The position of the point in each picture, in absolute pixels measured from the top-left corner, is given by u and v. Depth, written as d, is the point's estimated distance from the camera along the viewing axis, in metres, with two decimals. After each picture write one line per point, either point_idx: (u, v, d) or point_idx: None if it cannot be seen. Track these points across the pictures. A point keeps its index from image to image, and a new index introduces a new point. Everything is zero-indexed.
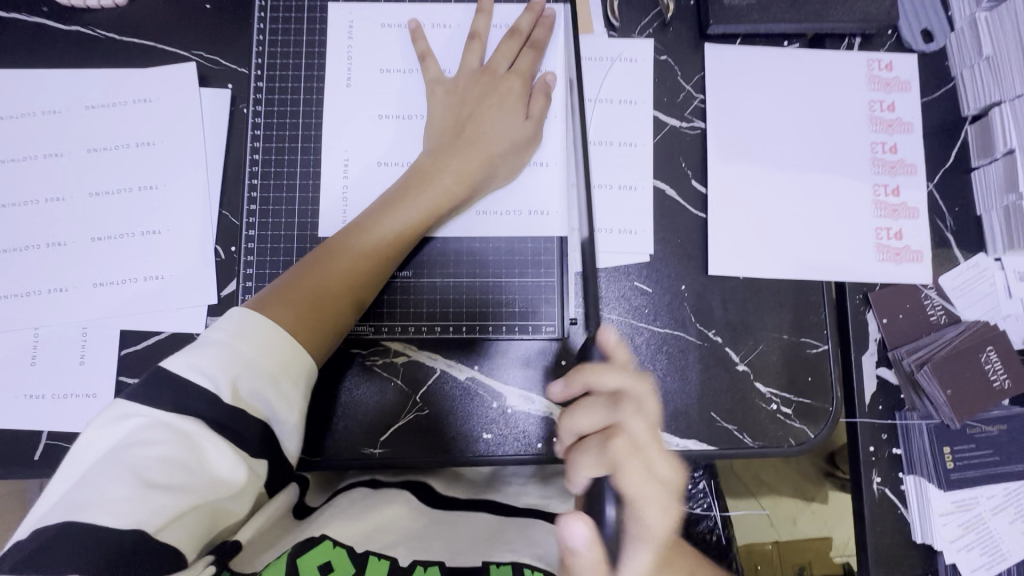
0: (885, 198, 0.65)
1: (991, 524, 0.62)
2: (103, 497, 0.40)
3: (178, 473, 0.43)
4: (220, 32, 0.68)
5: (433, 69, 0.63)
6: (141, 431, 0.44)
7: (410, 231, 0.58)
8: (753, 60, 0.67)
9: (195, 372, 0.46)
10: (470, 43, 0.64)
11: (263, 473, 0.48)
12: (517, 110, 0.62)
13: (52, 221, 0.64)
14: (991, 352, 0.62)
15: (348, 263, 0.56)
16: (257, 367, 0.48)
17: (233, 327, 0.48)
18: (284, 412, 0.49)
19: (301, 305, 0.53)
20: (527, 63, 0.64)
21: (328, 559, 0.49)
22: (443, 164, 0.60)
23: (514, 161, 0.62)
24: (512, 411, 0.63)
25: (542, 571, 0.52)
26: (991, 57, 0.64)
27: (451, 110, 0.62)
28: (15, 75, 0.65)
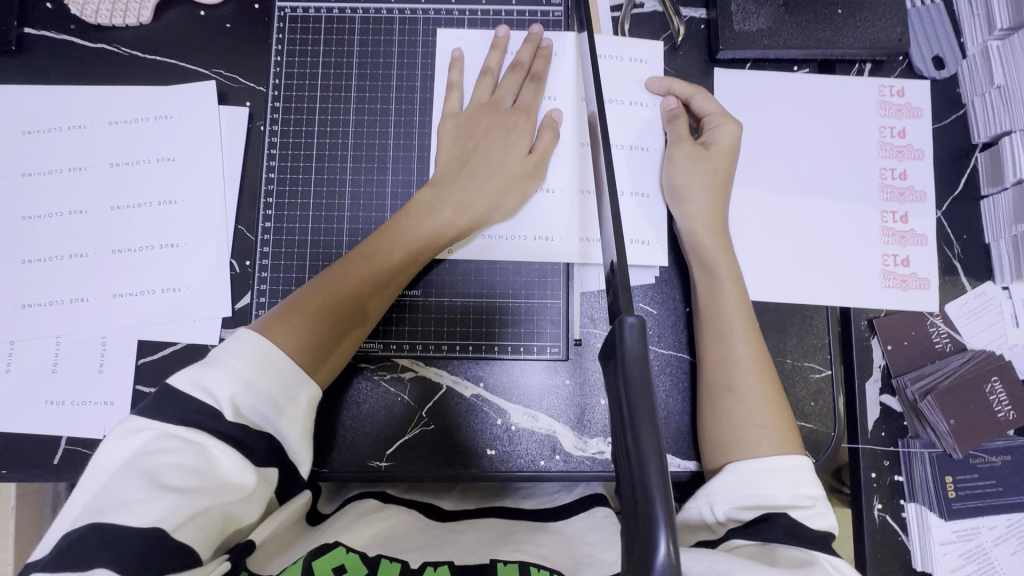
0: (893, 224, 0.65)
1: (993, 554, 0.62)
2: (121, 504, 0.41)
3: (194, 478, 0.44)
4: (239, 51, 0.69)
5: (453, 102, 0.65)
6: (153, 442, 0.45)
7: (416, 256, 0.59)
8: (763, 85, 0.67)
9: (199, 390, 0.47)
10: (481, 78, 0.65)
11: (272, 479, 0.49)
12: (520, 143, 0.63)
13: (75, 233, 0.66)
14: (995, 382, 0.62)
15: (347, 289, 0.56)
16: (257, 387, 0.48)
17: (235, 347, 0.49)
18: (287, 426, 0.50)
19: (309, 326, 0.53)
20: (531, 97, 0.65)
21: (342, 562, 0.49)
22: (445, 197, 0.61)
23: (516, 198, 0.62)
24: (516, 429, 0.64)
25: (549, 569, 0.50)
26: (1002, 87, 0.64)
27: (458, 142, 0.63)
28: (42, 91, 0.68)
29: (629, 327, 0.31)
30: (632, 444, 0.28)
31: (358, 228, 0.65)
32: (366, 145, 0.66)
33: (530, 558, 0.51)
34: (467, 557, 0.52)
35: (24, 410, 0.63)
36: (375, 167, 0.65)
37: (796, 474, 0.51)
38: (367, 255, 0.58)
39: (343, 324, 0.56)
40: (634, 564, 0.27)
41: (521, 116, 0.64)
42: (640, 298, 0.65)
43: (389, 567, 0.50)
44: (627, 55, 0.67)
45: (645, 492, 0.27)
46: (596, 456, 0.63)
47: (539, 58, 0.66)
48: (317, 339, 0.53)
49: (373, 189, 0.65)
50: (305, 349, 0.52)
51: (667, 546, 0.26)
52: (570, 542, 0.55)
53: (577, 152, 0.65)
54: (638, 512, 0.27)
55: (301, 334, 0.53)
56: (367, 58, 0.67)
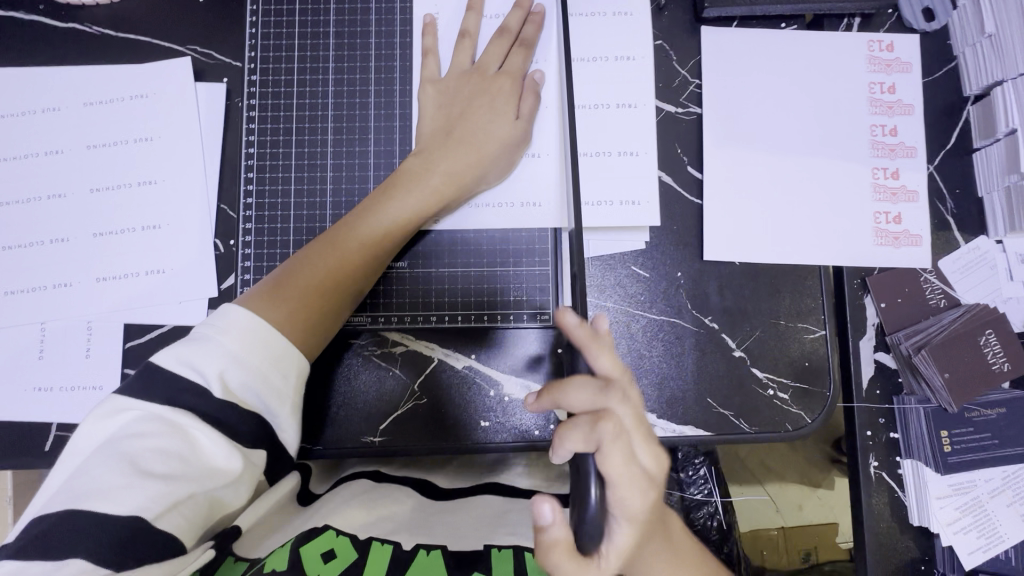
0: (884, 181, 0.65)
1: (989, 507, 0.62)
2: (100, 490, 0.41)
3: (176, 464, 0.43)
4: (213, 26, 0.68)
5: (431, 68, 0.63)
6: (136, 424, 0.44)
7: (402, 224, 0.58)
8: (751, 43, 0.66)
9: (187, 367, 0.46)
10: (460, 42, 0.63)
11: (259, 463, 0.48)
12: (503, 107, 0.62)
13: (55, 217, 0.65)
14: (990, 335, 0.61)
15: (335, 261, 0.56)
16: (246, 362, 0.47)
17: (222, 324, 0.48)
18: (279, 405, 0.48)
19: (297, 299, 0.53)
20: (515, 62, 0.63)
21: (331, 547, 0.50)
22: (430, 164, 0.60)
23: (501, 166, 0.61)
24: (510, 399, 0.63)
25: (542, 553, 0.52)
26: (993, 36, 0.63)
27: (441, 109, 0.62)
28: (14, 73, 0.66)
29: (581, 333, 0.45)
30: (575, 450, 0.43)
31: (341, 202, 0.64)
32: (347, 118, 0.64)
33: (524, 542, 0.53)
34: (460, 542, 0.53)
35: (12, 398, 0.62)
36: (356, 139, 0.64)
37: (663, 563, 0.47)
38: (351, 226, 0.57)
39: (333, 296, 0.55)
40: (578, 512, 0.41)
41: (504, 81, 0.62)
42: (631, 263, 0.64)
43: (380, 552, 0.51)
44: (609, 18, 0.66)
45: (581, 461, 0.42)
46: None
47: (529, 23, 0.64)
48: (306, 311, 0.53)
49: (355, 161, 0.64)
50: (294, 323, 0.52)
51: (597, 497, 0.40)
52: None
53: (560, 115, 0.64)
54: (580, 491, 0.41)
55: (289, 310, 0.52)
56: (343, 28, 0.65)
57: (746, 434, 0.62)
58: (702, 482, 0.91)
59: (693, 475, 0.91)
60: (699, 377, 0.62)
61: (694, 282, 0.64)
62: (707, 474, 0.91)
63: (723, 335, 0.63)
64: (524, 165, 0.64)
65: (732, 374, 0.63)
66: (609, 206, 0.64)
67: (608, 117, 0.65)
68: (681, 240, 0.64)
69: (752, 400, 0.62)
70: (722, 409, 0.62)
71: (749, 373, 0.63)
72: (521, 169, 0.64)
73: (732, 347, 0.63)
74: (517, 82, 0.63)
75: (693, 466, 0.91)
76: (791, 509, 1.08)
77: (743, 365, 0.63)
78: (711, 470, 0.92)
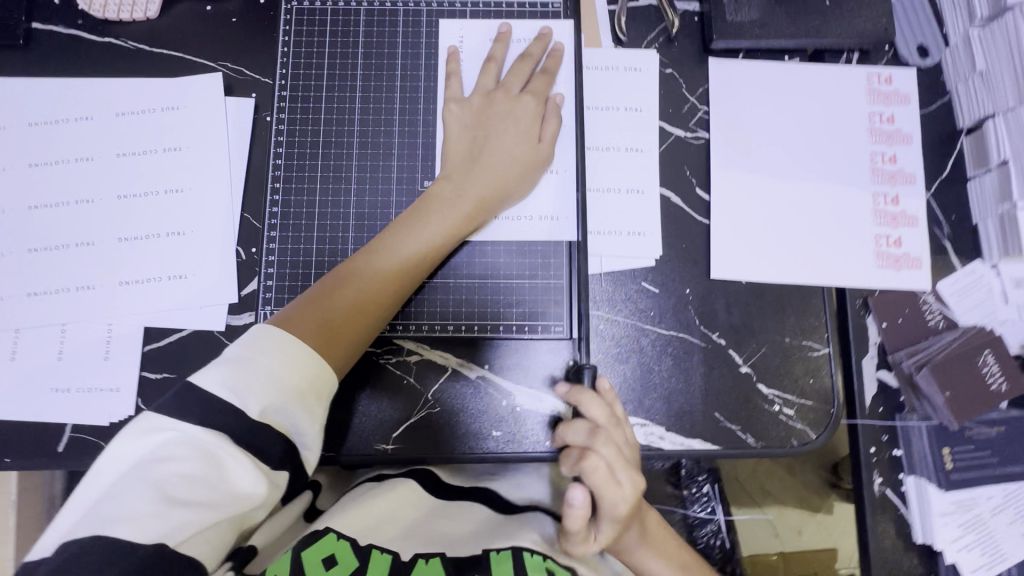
0: (885, 206, 0.68)
1: (990, 524, 0.63)
2: (124, 517, 0.41)
3: (202, 489, 0.44)
4: (244, 44, 0.71)
5: (456, 87, 0.66)
6: (167, 448, 0.44)
7: (434, 247, 0.60)
8: (757, 73, 0.70)
9: (218, 385, 0.47)
10: (486, 65, 0.66)
11: (281, 483, 0.48)
12: (524, 124, 0.64)
13: (82, 222, 0.66)
14: (988, 355, 0.63)
15: (369, 282, 0.58)
16: (272, 379, 0.49)
17: (256, 342, 0.50)
18: (304, 421, 0.50)
19: (328, 318, 0.55)
20: (540, 87, 0.66)
21: (331, 552, 0.52)
22: (461, 185, 0.62)
23: (523, 184, 0.64)
24: (521, 409, 0.64)
25: (541, 553, 0.55)
26: (984, 72, 0.67)
27: (467, 130, 0.65)
28: (49, 83, 0.69)
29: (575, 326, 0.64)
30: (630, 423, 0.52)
31: (364, 212, 0.66)
32: (371, 132, 0.67)
33: (523, 543, 0.56)
34: (460, 549, 0.55)
35: (30, 398, 0.63)
36: (379, 152, 0.67)
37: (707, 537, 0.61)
38: (384, 247, 0.59)
39: (360, 317, 0.57)
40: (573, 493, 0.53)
41: (526, 100, 0.65)
42: (642, 278, 0.66)
43: (380, 561, 0.53)
44: (621, 47, 0.69)
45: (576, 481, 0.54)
46: None
47: (551, 56, 0.67)
48: (333, 333, 0.55)
49: (378, 173, 0.66)
50: (326, 342, 0.54)
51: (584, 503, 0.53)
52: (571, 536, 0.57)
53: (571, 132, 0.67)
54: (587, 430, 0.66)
55: (322, 331, 0.54)
56: (371, 48, 0.69)
57: (753, 449, 0.63)
58: (706, 500, 0.92)
59: (698, 494, 0.92)
60: (707, 392, 0.64)
61: (703, 299, 0.66)
62: (711, 492, 0.92)
63: (730, 351, 0.65)
64: (544, 183, 0.66)
65: (739, 389, 0.64)
66: (619, 235, 0.66)
67: (622, 140, 0.68)
68: (690, 258, 0.67)
69: (759, 415, 0.64)
70: (729, 424, 0.63)
71: (755, 389, 0.64)
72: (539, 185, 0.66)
73: (739, 363, 0.65)
74: (541, 103, 0.65)
75: (697, 484, 0.92)
76: (791, 534, 1.08)
77: (750, 381, 0.64)
78: (714, 487, 0.92)
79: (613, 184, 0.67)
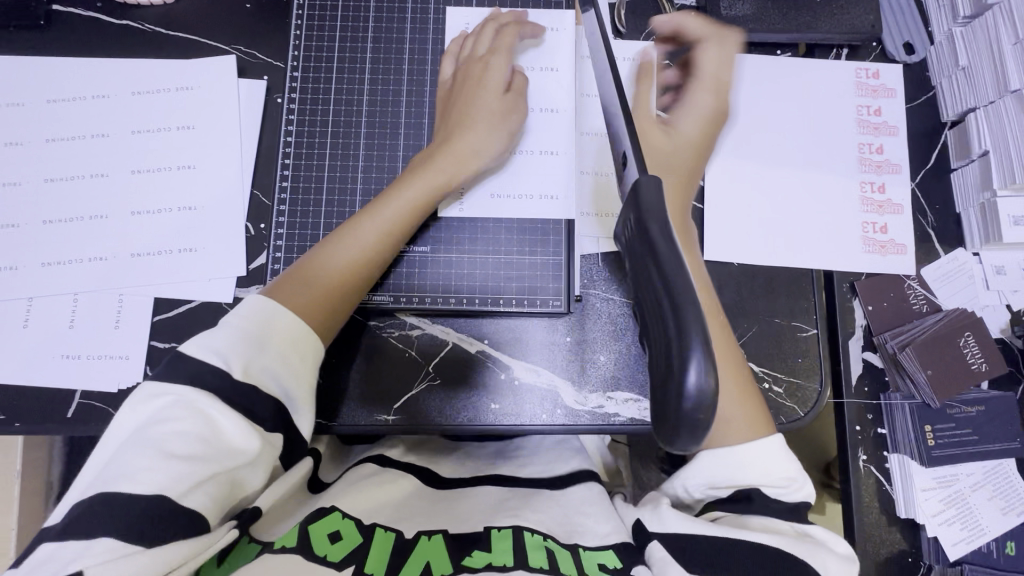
0: (872, 195, 0.70)
1: (971, 500, 0.66)
2: (129, 474, 0.43)
3: (200, 446, 0.45)
4: (258, 29, 0.74)
5: (439, 64, 0.69)
6: (164, 410, 0.46)
7: (416, 209, 0.62)
8: (750, 66, 0.73)
9: (208, 352, 0.48)
10: (461, 39, 0.70)
11: (278, 444, 0.51)
12: (495, 83, 0.66)
13: (97, 196, 0.69)
14: (968, 337, 0.66)
15: (355, 247, 0.60)
16: (259, 346, 0.51)
17: (244, 311, 0.52)
18: (295, 387, 0.52)
19: (315, 283, 0.57)
20: (506, 42, 0.68)
21: (337, 528, 0.53)
22: (438, 149, 0.64)
23: (504, 152, 0.67)
24: (519, 383, 0.66)
25: (541, 532, 0.54)
26: (967, 68, 0.70)
27: (443, 102, 0.67)
28: (68, 62, 0.71)
29: (644, 181, 0.32)
30: (675, 325, 0.28)
31: (370, 189, 0.68)
32: (379, 114, 0.70)
33: (523, 523, 0.55)
34: (461, 527, 0.56)
35: (41, 364, 0.65)
36: (386, 132, 0.69)
37: (766, 455, 0.54)
38: (367, 213, 0.61)
39: (347, 283, 0.59)
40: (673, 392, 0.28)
41: (494, 57, 0.67)
42: None
43: (384, 537, 0.53)
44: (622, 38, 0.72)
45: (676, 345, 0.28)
46: (595, 409, 0.66)
47: (515, 22, 0.69)
48: (320, 299, 0.57)
49: (385, 153, 0.69)
50: (312, 305, 0.56)
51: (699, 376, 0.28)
52: (563, 511, 0.58)
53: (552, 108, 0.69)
54: (669, 324, 0.28)
55: (308, 295, 0.56)
56: (380, 34, 0.71)
57: None
58: None
59: None
60: None
61: None
62: None
63: None
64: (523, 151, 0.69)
65: None
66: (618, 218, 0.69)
67: None
68: None
69: None
70: None
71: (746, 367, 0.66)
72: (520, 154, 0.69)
73: None
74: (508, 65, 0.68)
75: None
76: None
77: None
78: None
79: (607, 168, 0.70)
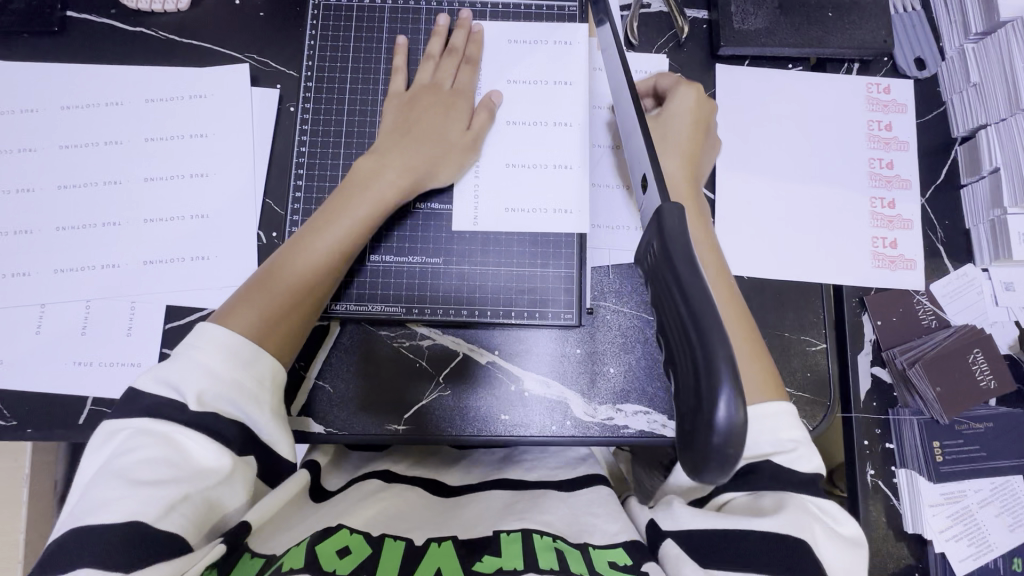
0: (881, 210, 0.70)
1: (978, 515, 0.66)
2: (101, 505, 0.44)
3: (167, 468, 0.47)
4: (272, 38, 0.74)
5: (401, 84, 0.69)
6: (125, 443, 0.47)
7: (365, 221, 0.61)
8: (762, 80, 0.73)
9: (165, 386, 0.50)
10: (427, 62, 0.69)
11: (253, 463, 0.52)
12: (458, 117, 0.66)
13: (109, 203, 0.69)
14: (978, 353, 0.66)
15: (306, 265, 0.59)
16: (218, 376, 0.51)
17: (200, 343, 0.52)
18: (254, 407, 0.52)
19: (268, 305, 0.56)
20: (467, 80, 0.68)
21: (346, 544, 0.50)
22: (387, 162, 0.63)
23: (453, 168, 0.65)
24: (530, 394, 0.67)
25: (550, 534, 0.53)
26: (978, 84, 0.71)
27: (402, 116, 0.66)
28: (82, 69, 0.72)
29: (667, 209, 0.32)
30: (701, 359, 0.27)
31: None
32: None
33: (533, 527, 0.53)
34: (470, 533, 0.54)
35: (54, 371, 0.65)
36: None
37: (778, 438, 0.54)
38: (317, 228, 0.60)
39: (301, 302, 0.58)
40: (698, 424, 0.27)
41: (459, 94, 0.67)
42: None
43: (393, 547, 0.51)
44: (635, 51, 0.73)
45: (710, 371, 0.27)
46: (605, 422, 0.66)
47: (472, 43, 0.70)
48: (275, 316, 0.56)
49: None
50: (262, 328, 0.55)
51: (729, 409, 0.27)
52: (572, 512, 0.58)
53: (518, 129, 0.69)
54: (695, 349, 0.27)
55: (258, 317, 0.55)
56: (394, 44, 0.71)
57: None
58: None
59: None
60: None
61: None
62: None
63: None
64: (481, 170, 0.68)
65: None
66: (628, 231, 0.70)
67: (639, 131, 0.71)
68: None
69: None
70: None
71: None
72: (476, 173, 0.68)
73: None
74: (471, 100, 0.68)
75: None
76: None
77: None
78: None
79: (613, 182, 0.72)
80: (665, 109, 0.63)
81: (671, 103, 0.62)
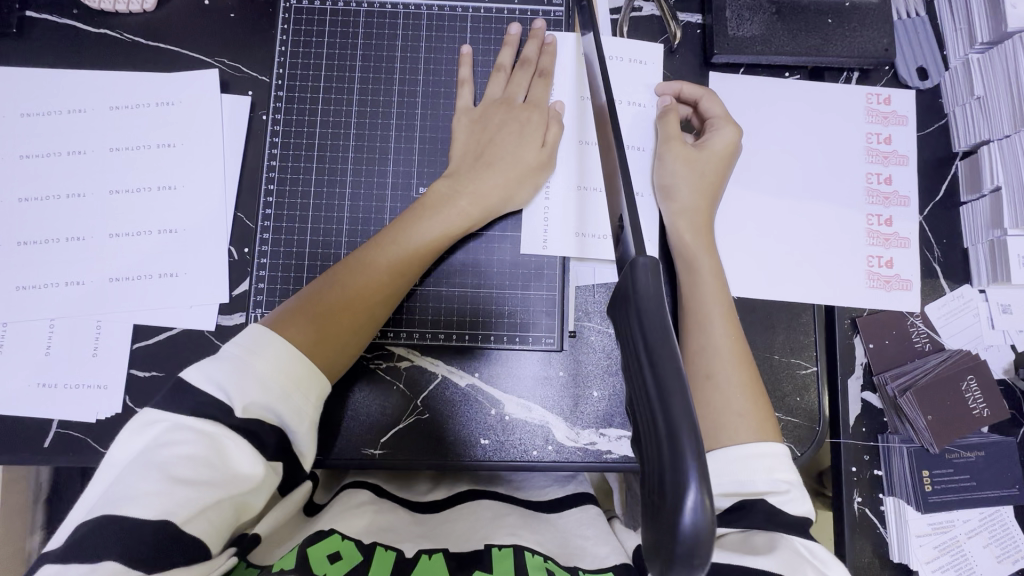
0: (878, 227, 0.68)
1: (966, 546, 0.65)
2: (133, 497, 0.40)
3: (204, 470, 0.43)
4: (243, 42, 0.70)
5: (466, 98, 0.66)
6: (166, 434, 0.44)
7: (435, 246, 0.60)
8: (757, 89, 0.70)
9: (211, 384, 0.46)
10: (496, 75, 0.67)
11: (279, 472, 0.48)
12: (533, 137, 0.64)
13: (74, 216, 0.66)
14: (971, 380, 0.64)
15: (371, 282, 0.57)
16: (264, 386, 0.47)
17: (247, 343, 0.48)
18: (296, 418, 0.48)
19: (325, 317, 0.54)
20: (541, 93, 0.66)
21: (336, 549, 0.50)
22: (460, 188, 0.62)
23: (528, 191, 0.64)
24: (511, 418, 0.65)
25: (541, 554, 0.52)
26: (982, 98, 0.67)
27: (473, 137, 0.65)
28: (41, 73, 0.68)
29: (642, 267, 0.30)
30: (668, 449, 0.24)
31: (357, 217, 0.65)
32: (368, 135, 0.67)
33: (523, 543, 0.53)
34: (462, 546, 0.53)
35: (17, 394, 0.63)
36: (375, 156, 0.66)
37: None
38: (386, 245, 0.59)
39: (357, 319, 0.56)
40: (662, 525, 0.24)
41: (534, 111, 0.65)
42: None
43: (384, 556, 0.51)
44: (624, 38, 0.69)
45: (675, 463, 0.24)
46: (588, 447, 0.64)
47: (545, 55, 0.68)
48: (330, 328, 0.54)
49: (373, 179, 0.66)
50: (320, 342, 0.52)
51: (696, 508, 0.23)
52: (562, 533, 0.57)
53: (585, 151, 0.68)
54: (658, 428, 0.25)
55: (315, 330, 0.53)
56: (371, 51, 0.68)
57: None
58: None
59: None
60: None
61: None
62: None
63: None
64: (550, 191, 0.67)
65: None
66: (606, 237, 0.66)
67: (631, 137, 0.67)
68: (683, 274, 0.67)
69: None
70: None
71: None
72: (548, 193, 0.67)
73: None
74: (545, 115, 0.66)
75: None
76: None
77: None
78: None
79: (599, 184, 0.68)
80: (707, 139, 0.63)
81: (713, 134, 0.63)
